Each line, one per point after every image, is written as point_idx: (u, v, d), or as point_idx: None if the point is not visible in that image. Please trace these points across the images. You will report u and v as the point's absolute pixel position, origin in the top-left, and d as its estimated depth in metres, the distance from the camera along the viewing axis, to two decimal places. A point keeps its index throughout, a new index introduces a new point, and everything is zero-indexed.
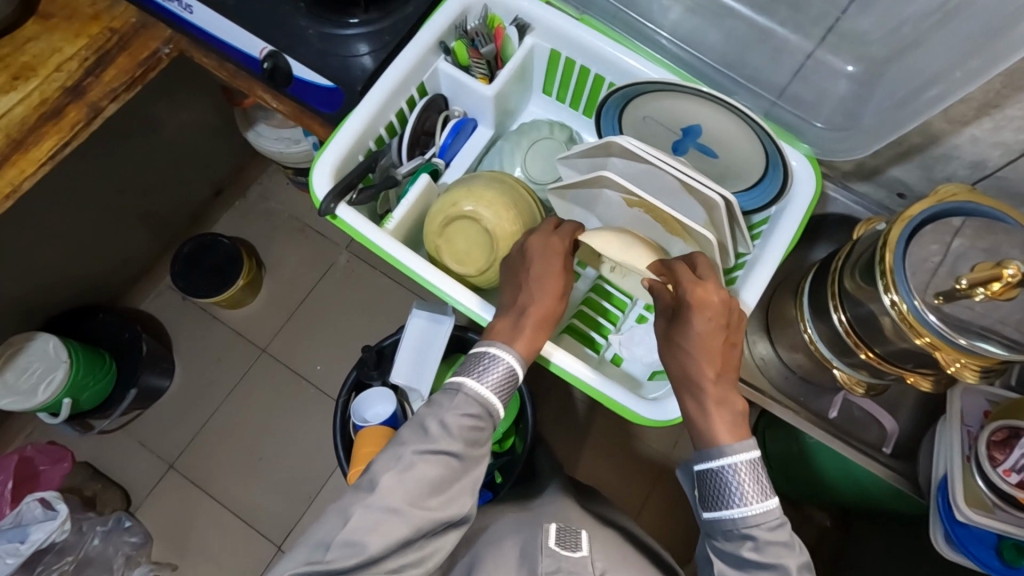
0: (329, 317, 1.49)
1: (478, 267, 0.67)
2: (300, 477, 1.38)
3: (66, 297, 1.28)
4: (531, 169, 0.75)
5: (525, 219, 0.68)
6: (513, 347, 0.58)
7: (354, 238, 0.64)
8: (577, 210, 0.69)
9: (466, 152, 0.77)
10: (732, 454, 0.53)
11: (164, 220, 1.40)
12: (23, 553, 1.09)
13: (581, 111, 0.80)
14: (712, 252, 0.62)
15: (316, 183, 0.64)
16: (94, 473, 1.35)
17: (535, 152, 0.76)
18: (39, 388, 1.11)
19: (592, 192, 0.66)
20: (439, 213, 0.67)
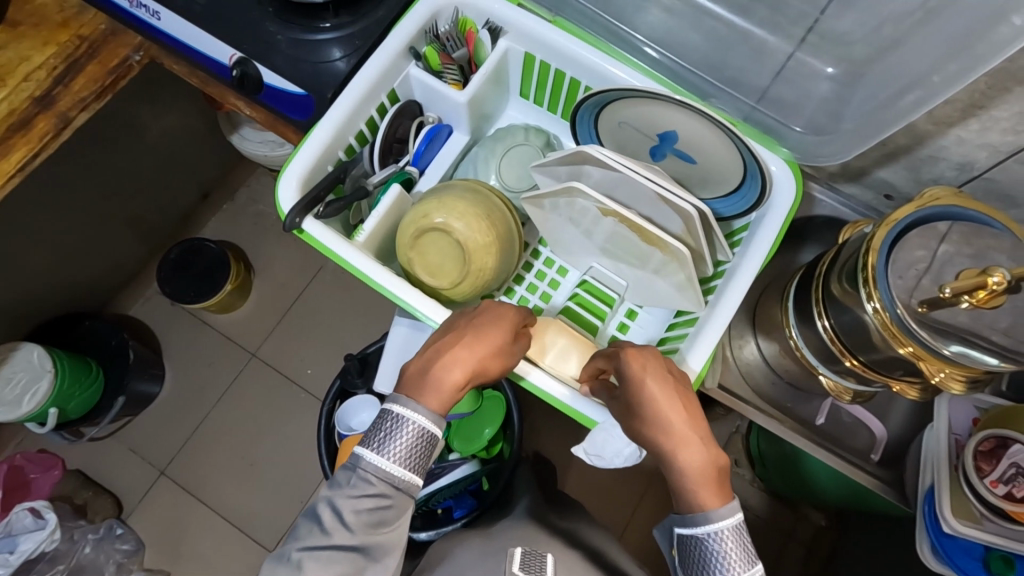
0: (319, 321, 1.48)
1: (452, 279, 0.66)
2: (292, 482, 1.37)
3: (52, 305, 1.27)
4: (507, 177, 0.74)
5: (499, 229, 0.67)
6: (422, 403, 0.53)
7: (322, 252, 0.63)
8: (554, 218, 0.68)
9: (441, 159, 0.75)
10: (717, 521, 0.50)
11: (150, 225, 1.39)
12: (12, 563, 1.09)
13: (559, 114, 0.78)
14: (687, 262, 0.61)
15: (282, 196, 0.62)
16: (85, 480, 1.35)
17: (510, 158, 0.74)
18: (24, 398, 1.10)
19: (569, 201, 0.65)
20: (411, 224, 0.66)
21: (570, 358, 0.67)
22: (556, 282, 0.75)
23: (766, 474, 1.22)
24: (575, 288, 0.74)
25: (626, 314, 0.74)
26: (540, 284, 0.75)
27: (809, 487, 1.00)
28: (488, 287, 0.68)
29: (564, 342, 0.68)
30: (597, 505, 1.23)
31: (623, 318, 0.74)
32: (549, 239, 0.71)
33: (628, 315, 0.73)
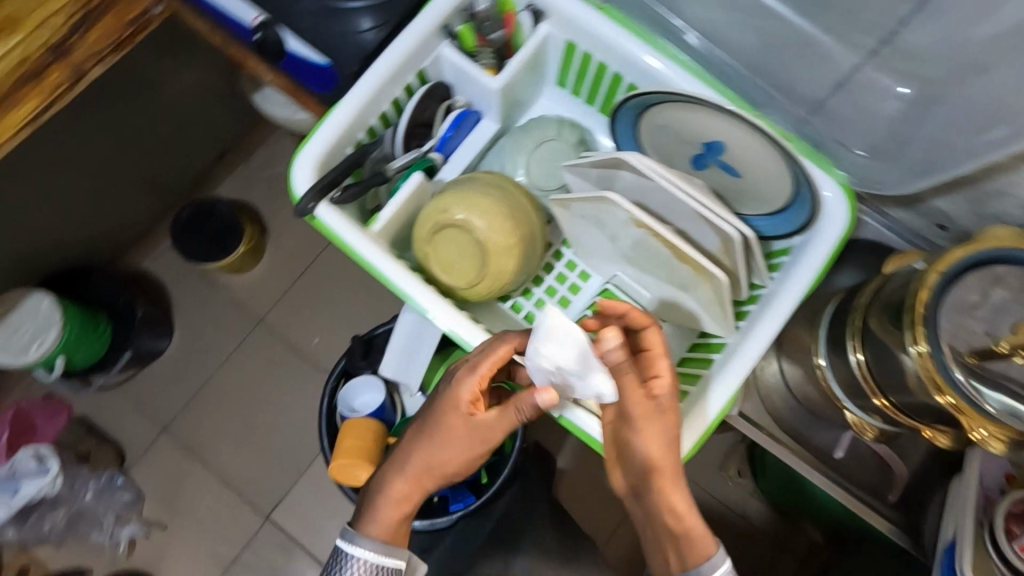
0: (330, 291, 1.46)
1: (469, 280, 0.63)
2: (292, 449, 1.38)
3: (64, 253, 1.26)
4: (536, 174, 0.69)
5: (521, 230, 0.63)
6: (370, 534, 0.59)
7: (333, 241, 0.60)
8: (581, 222, 0.64)
9: (467, 147, 0.70)
10: (713, 572, 0.53)
11: (166, 181, 1.37)
12: (14, 505, 1.14)
13: (596, 108, 0.74)
14: (723, 287, 0.57)
15: (296, 176, 0.58)
16: (89, 429, 1.35)
17: (541, 153, 0.70)
18: (31, 346, 1.09)
19: (599, 208, 0.61)
20: (428, 219, 0.62)
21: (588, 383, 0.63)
22: (577, 287, 0.71)
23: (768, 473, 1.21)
24: (595, 297, 0.70)
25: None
26: (558, 287, 0.71)
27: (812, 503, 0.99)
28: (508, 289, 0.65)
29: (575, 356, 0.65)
30: (595, 502, 1.23)
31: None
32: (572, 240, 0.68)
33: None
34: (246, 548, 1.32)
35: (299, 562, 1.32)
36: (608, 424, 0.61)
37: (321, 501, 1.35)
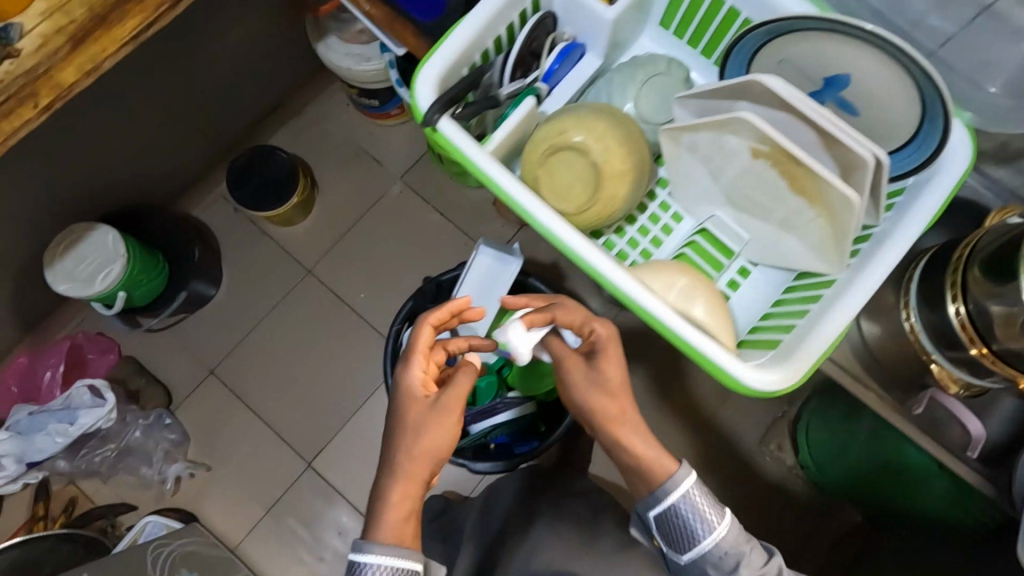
0: (377, 247, 1.47)
1: (579, 202, 0.74)
2: (334, 399, 1.40)
3: (125, 191, 1.28)
4: (644, 106, 0.77)
5: (629, 159, 0.74)
6: (383, 541, 0.62)
7: (448, 152, 0.67)
8: (689, 155, 0.74)
9: (572, 79, 0.77)
10: (683, 486, 0.69)
11: (224, 127, 1.38)
12: (72, 435, 1.16)
13: (705, 54, 0.88)
14: (851, 208, 0.62)
15: (419, 90, 0.65)
16: (139, 368, 1.38)
17: (648, 88, 0.77)
18: (97, 277, 1.11)
19: (711, 138, 0.71)
20: (546, 142, 0.73)
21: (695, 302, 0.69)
22: (670, 228, 0.82)
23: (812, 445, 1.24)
24: (691, 235, 0.80)
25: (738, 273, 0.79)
26: (652, 227, 0.82)
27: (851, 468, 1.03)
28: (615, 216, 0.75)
29: (682, 282, 0.71)
30: None
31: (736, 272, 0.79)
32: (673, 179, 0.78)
33: (740, 272, 0.79)
34: (288, 493, 1.35)
35: (340, 510, 1.34)
36: (716, 348, 0.64)
37: (363, 452, 1.37)
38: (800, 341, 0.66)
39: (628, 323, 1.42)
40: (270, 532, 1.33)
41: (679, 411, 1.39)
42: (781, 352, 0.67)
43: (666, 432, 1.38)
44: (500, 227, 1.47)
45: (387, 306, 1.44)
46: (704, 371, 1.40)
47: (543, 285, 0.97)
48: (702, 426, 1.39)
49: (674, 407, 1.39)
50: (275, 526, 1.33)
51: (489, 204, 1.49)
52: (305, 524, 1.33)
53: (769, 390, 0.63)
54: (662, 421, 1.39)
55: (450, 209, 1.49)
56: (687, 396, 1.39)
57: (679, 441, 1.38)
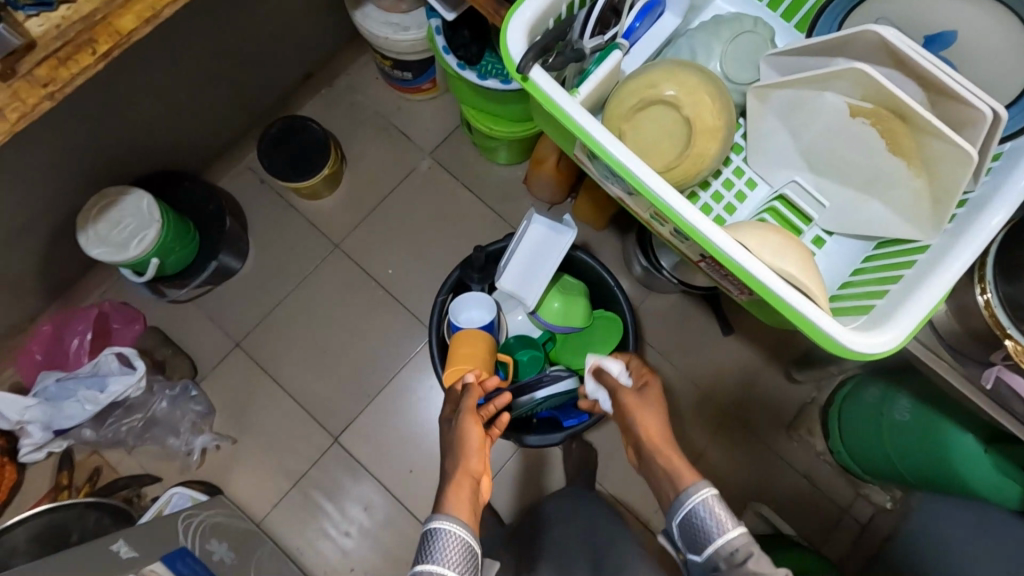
0: (406, 223, 1.45)
1: (666, 163, 0.70)
2: (362, 374, 1.38)
3: (154, 157, 1.26)
4: (730, 66, 0.74)
5: (724, 112, 0.70)
6: (453, 513, 0.61)
7: (541, 104, 0.62)
8: (774, 117, 0.72)
9: (652, 38, 0.75)
10: (698, 491, 0.63)
11: (255, 96, 1.36)
12: (102, 402, 1.14)
13: (779, 13, 0.79)
14: (966, 164, 0.58)
15: (511, 38, 0.61)
16: (164, 339, 1.36)
17: (735, 46, 0.74)
18: (131, 242, 1.09)
19: (804, 96, 0.68)
20: (634, 94, 0.69)
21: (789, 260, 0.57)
22: (743, 195, 0.77)
23: (845, 428, 1.24)
24: (769, 201, 0.75)
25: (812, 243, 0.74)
26: (725, 194, 0.77)
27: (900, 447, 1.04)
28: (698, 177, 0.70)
29: (778, 239, 0.60)
30: None
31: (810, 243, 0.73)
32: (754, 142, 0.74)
33: (815, 242, 0.73)
34: (315, 467, 1.33)
35: (367, 485, 1.33)
36: (812, 304, 0.55)
37: (390, 427, 1.36)
38: (899, 303, 0.57)
39: (658, 305, 1.41)
40: (296, 505, 1.32)
41: (708, 394, 1.38)
42: (878, 314, 0.58)
43: (694, 414, 1.38)
44: (531, 205, 1.46)
45: (415, 282, 1.43)
46: (734, 354, 1.39)
47: (590, 258, 1.01)
48: (731, 410, 1.38)
49: (703, 390, 1.39)
50: (301, 500, 1.32)
51: (520, 182, 1.47)
52: (331, 499, 1.32)
53: (872, 354, 0.54)
54: (690, 404, 1.38)
55: (480, 186, 1.47)
56: (716, 380, 1.39)
57: (707, 424, 1.37)
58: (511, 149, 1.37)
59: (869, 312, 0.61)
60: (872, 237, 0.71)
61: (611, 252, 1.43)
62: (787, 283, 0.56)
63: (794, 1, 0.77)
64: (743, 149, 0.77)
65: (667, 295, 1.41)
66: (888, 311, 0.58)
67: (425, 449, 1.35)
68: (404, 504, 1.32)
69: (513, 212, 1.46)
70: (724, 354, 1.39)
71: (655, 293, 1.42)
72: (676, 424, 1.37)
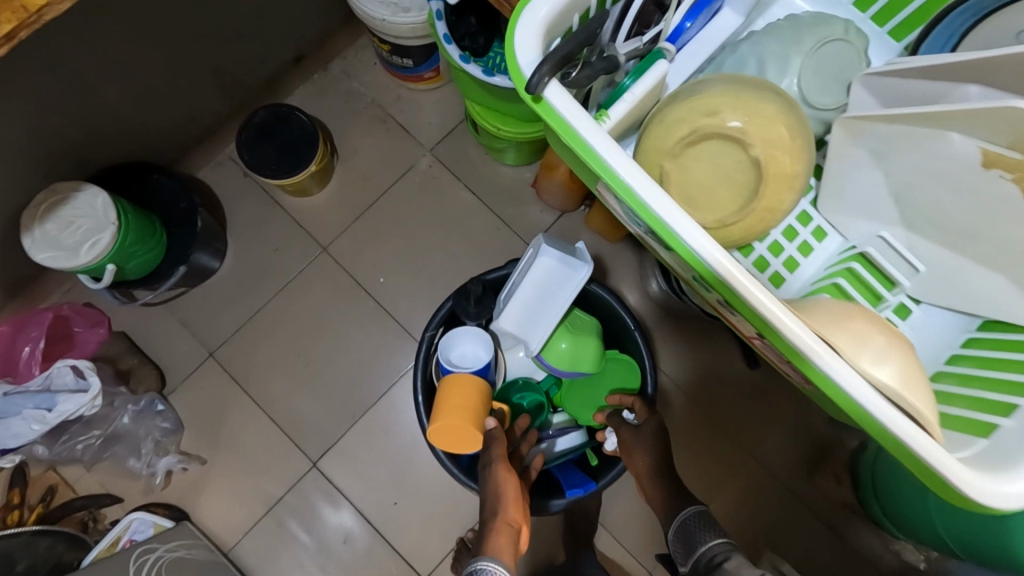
0: (401, 226, 1.31)
1: (719, 215, 0.63)
2: (346, 393, 1.26)
3: (118, 145, 1.12)
4: (809, 86, 0.68)
5: (796, 150, 0.62)
6: (499, 558, 0.61)
7: (559, 132, 0.50)
8: (863, 151, 0.66)
9: (708, 35, 0.66)
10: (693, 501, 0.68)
11: (237, 80, 1.22)
12: (50, 422, 1.02)
13: (868, 14, 0.72)
14: None
15: (520, 44, 0.48)
16: (131, 346, 1.24)
17: (818, 58, 0.68)
18: (82, 247, 0.95)
19: (906, 130, 0.61)
20: (685, 124, 0.61)
21: (888, 363, 0.48)
22: (811, 247, 0.75)
23: (879, 476, 1.08)
24: (850, 260, 0.72)
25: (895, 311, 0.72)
26: (787, 246, 0.75)
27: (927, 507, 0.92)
28: (763, 229, 0.65)
29: (881, 339, 0.49)
30: None
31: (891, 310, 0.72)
32: (826, 185, 0.71)
33: (900, 311, 0.71)
34: (290, 493, 1.22)
35: (346, 515, 1.21)
36: (917, 431, 0.46)
37: (374, 452, 1.23)
38: None
39: (676, 329, 1.28)
40: (268, 534, 1.20)
41: (728, 432, 1.25)
42: (1007, 448, 0.49)
43: (711, 453, 1.24)
44: (539, 212, 1.31)
45: (408, 291, 1.29)
46: (759, 389, 1.26)
47: (605, 292, 0.94)
48: (750, 450, 1.24)
49: (721, 426, 1.25)
50: (274, 529, 1.20)
51: (528, 185, 1.32)
52: (306, 529, 1.21)
53: (1001, 508, 0.46)
54: (705, 440, 1.25)
55: (483, 187, 1.32)
56: (736, 414, 1.25)
57: (724, 465, 1.24)
58: (520, 150, 1.22)
59: (992, 437, 0.52)
60: (976, 316, 0.66)
61: (626, 268, 1.29)
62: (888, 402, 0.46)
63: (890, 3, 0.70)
64: (811, 190, 0.75)
65: (686, 319, 1.28)
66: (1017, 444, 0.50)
67: (412, 478, 1.22)
68: (386, 538, 1.20)
69: (519, 219, 1.31)
70: (746, 387, 1.26)
71: (673, 316, 1.28)
72: (688, 462, 1.24)
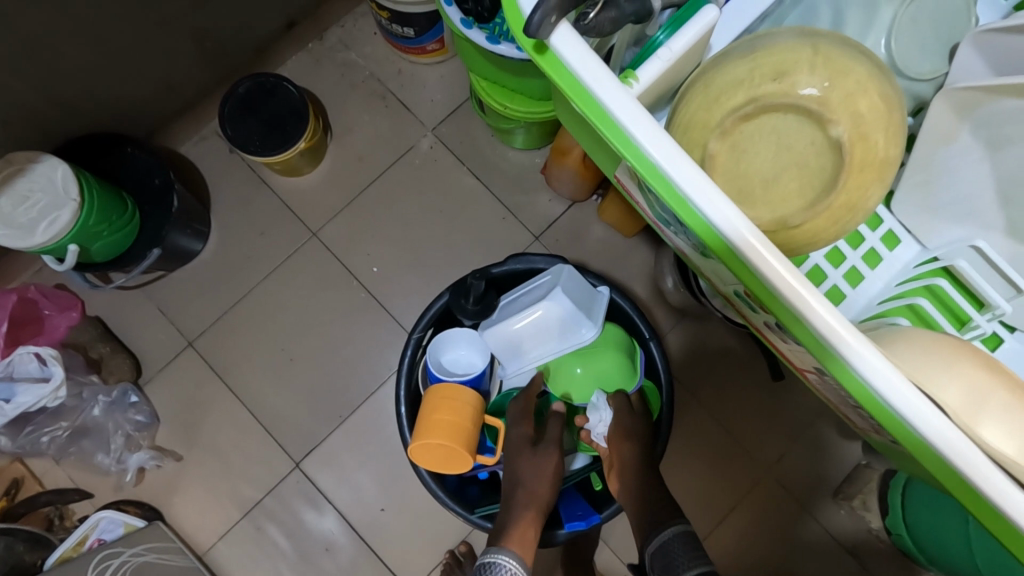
0: (395, 212, 1.21)
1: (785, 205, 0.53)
2: (331, 391, 1.17)
3: (85, 114, 1.02)
4: (900, 52, 0.63)
5: (885, 129, 0.52)
6: (511, 547, 0.71)
7: (575, 96, 0.43)
8: (968, 138, 0.62)
9: None
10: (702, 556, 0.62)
11: (221, 47, 1.12)
12: (9, 414, 0.95)
13: None
14: None
15: None
16: (104, 333, 1.15)
17: (917, 13, 0.62)
18: (40, 226, 0.87)
19: (1022, 106, 0.57)
20: (745, 91, 0.52)
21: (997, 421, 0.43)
22: (883, 255, 0.70)
23: (910, 507, 0.95)
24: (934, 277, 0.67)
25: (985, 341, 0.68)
26: (850, 253, 0.70)
27: (951, 535, 0.83)
28: (837, 231, 0.53)
29: (1002, 395, 0.45)
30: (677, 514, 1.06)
31: (983, 340, 0.68)
32: (916, 181, 0.66)
33: (992, 339, 0.68)
34: (270, 497, 1.14)
35: (329, 521, 1.13)
36: (1011, 494, 0.40)
37: (362, 454, 1.15)
38: None
39: (692, 334, 1.17)
40: (245, 538, 1.13)
41: (746, 446, 1.15)
42: None
43: (728, 470, 1.15)
44: (549, 201, 1.21)
45: (403, 283, 1.19)
46: (782, 401, 1.16)
47: (624, 301, 0.90)
48: (769, 466, 1.15)
49: (740, 441, 1.16)
50: (252, 533, 1.13)
51: (538, 171, 1.22)
52: (285, 533, 1.13)
53: None
54: (721, 454, 1.15)
55: (488, 172, 1.22)
56: (756, 428, 1.16)
57: (740, 483, 1.15)
58: (530, 132, 1.11)
59: None
60: None
61: (642, 265, 1.18)
62: (1010, 480, 0.41)
63: None
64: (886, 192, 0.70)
65: (703, 322, 1.17)
66: None
67: (402, 484, 1.14)
68: (371, 548, 1.12)
69: (527, 208, 1.21)
70: (768, 399, 1.16)
71: (690, 319, 1.18)
72: (700, 478, 1.15)
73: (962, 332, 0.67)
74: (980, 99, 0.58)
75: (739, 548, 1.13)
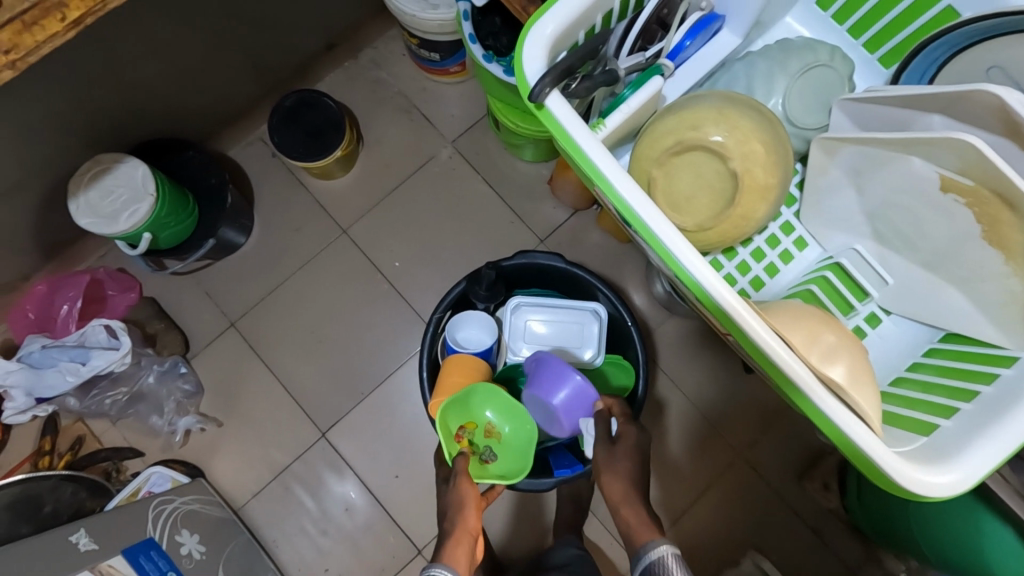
0: (418, 214, 1.37)
1: (698, 222, 0.71)
2: (354, 371, 1.32)
3: (155, 121, 1.19)
4: (794, 108, 0.78)
5: (772, 161, 0.70)
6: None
7: (558, 135, 0.59)
8: (839, 175, 0.77)
9: (700, 57, 0.77)
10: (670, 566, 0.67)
11: (270, 65, 1.28)
12: (83, 375, 1.10)
13: (862, 43, 0.84)
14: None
15: (530, 62, 0.59)
16: (158, 312, 1.31)
17: (806, 79, 0.78)
18: (122, 215, 1.03)
19: (870, 152, 0.71)
20: (672, 134, 0.70)
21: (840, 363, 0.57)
22: (791, 253, 0.86)
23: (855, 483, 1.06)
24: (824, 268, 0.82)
25: (868, 321, 0.81)
26: (768, 252, 0.86)
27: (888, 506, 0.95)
28: (735, 236, 0.72)
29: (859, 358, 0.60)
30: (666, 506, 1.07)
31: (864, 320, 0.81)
32: (811, 201, 0.81)
33: (871, 318, 0.81)
34: (298, 462, 1.29)
35: (349, 486, 1.28)
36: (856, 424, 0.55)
37: (381, 427, 1.30)
38: (966, 439, 0.56)
39: (676, 331, 1.32)
40: (275, 498, 1.28)
41: (722, 432, 1.29)
42: (939, 448, 0.57)
43: (706, 454, 1.28)
44: (553, 208, 1.36)
45: (422, 278, 1.34)
46: (755, 393, 1.29)
47: (607, 294, 1.04)
48: (742, 451, 1.28)
49: (717, 428, 1.29)
50: (281, 493, 1.28)
51: (544, 182, 1.37)
52: (310, 493, 1.28)
53: (932, 493, 0.53)
54: (698, 438, 1.29)
55: (501, 182, 1.37)
56: (731, 416, 1.29)
57: (715, 464, 1.28)
58: (538, 147, 1.27)
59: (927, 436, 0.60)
60: (939, 329, 0.75)
61: (634, 268, 1.33)
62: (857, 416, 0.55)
63: (880, 32, 0.83)
64: (795, 203, 0.85)
65: (687, 321, 1.31)
66: (954, 435, 0.58)
67: (414, 455, 1.29)
68: (386, 510, 1.27)
69: (533, 214, 1.36)
70: (742, 391, 1.30)
71: (675, 317, 1.32)
72: (679, 458, 1.28)
73: (846, 314, 0.81)
74: (842, 145, 0.73)
75: (711, 525, 1.26)
